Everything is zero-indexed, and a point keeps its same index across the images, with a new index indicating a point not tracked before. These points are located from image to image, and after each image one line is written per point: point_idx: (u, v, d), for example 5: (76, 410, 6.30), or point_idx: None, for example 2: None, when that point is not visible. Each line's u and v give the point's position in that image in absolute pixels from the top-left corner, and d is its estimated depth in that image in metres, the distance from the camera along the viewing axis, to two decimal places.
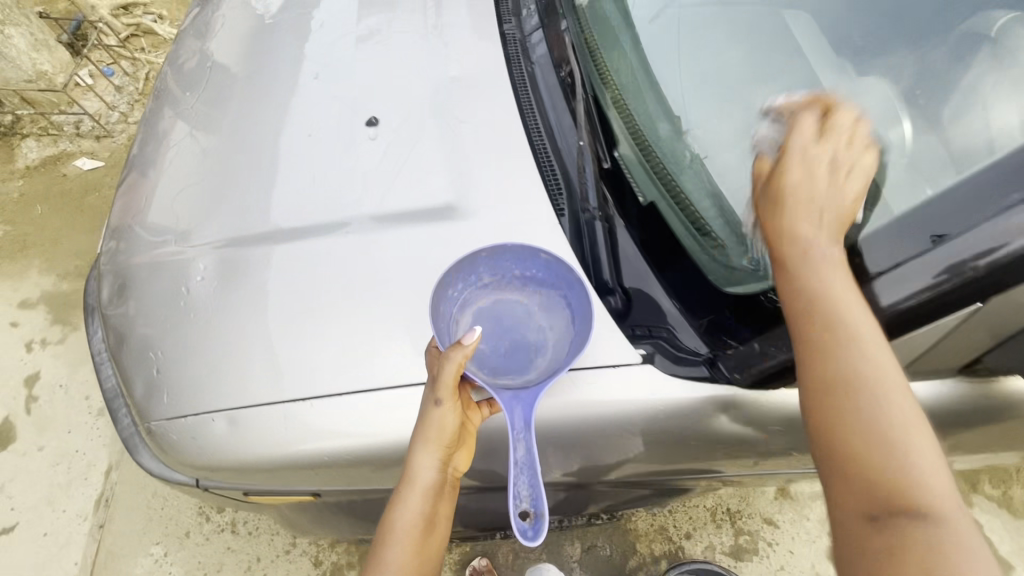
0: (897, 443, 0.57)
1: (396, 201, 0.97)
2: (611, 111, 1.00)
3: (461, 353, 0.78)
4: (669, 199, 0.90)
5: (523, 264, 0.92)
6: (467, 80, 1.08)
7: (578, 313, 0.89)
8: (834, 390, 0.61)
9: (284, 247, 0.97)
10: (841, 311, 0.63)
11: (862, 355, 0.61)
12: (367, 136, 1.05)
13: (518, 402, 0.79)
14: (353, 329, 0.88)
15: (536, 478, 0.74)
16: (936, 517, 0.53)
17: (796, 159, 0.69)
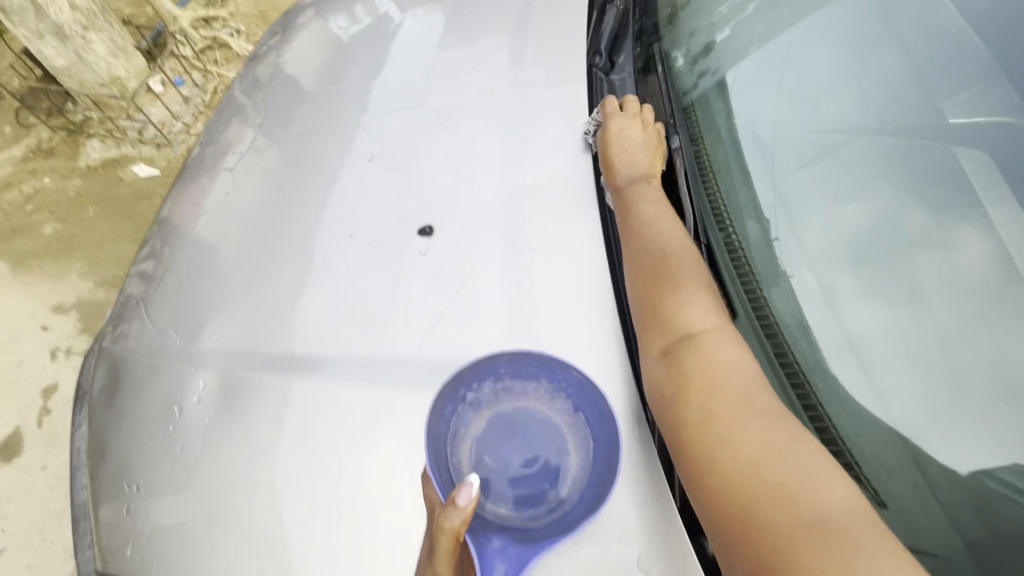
0: (680, 313, 0.73)
1: (439, 345, 0.79)
2: (726, 270, 0.83)
3: (456, 519, 0.49)
4: (802, 416, 0.72)
5: (551, 373, 0.65)
6: (543, 192, 0.90)
7: (604, 449, 0.61)
8: (634, 256, 0.81)
9: (301, 385, 0.80)
10: (635, 203, 0.87)
11: (647, 234, 0.82)
12: (418, 250, 0.87)
13: (503, 558, 0.54)
14: (364, 517, 0.71)
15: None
16: (712, 366, 0.68)
17: (617, 128, 0.93)
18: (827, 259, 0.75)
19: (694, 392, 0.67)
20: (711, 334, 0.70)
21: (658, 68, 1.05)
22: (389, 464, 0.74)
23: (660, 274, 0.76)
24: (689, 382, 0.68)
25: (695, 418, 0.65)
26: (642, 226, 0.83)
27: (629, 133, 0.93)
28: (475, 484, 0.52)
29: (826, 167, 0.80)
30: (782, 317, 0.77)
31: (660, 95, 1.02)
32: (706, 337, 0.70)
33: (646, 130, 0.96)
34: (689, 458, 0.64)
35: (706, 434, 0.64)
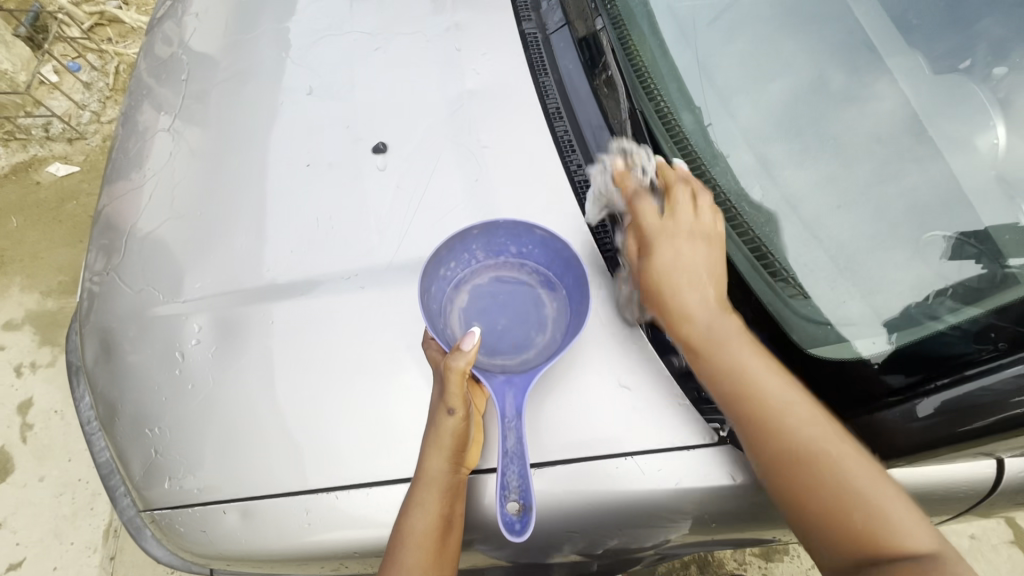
0: (785, 426, 0.63)
1: (415, 247, 0.85)
2: (661, 134, 0.87)
3: (462, 361, 0.63)
4: (737, 241, 0.81)
5: (519, 240, 0.79)
6: (485, 93, 0.95)
7: (576, 289, 0.76)
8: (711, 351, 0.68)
9: (295, 304, 0.85)
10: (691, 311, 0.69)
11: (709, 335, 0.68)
12: (376, 167, 0.91)
13: (511, 388, 0.67)
14: (377, 405, 0.78)
15: (526, 467, 0.61)
16: (808, 441, 0.62)
17: (665, 240, 0.73)
18: (746, 118, 0.86)
19: (800, 473, 0.62)
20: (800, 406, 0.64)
21: None
22: (390, 354, 0.80)
23: (755, 410, 0.65)
24: (802, 456, 0.62)
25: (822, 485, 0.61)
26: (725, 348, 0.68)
27: (684, 238, 0.72)
28: (476, 333, 0.65)
29: (736, 27, 0.90)
30: (714, 171, 0.85)
31: None
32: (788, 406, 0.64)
33: (700, 247, 0.72)
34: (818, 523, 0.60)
35: (827, 483, 0.61)
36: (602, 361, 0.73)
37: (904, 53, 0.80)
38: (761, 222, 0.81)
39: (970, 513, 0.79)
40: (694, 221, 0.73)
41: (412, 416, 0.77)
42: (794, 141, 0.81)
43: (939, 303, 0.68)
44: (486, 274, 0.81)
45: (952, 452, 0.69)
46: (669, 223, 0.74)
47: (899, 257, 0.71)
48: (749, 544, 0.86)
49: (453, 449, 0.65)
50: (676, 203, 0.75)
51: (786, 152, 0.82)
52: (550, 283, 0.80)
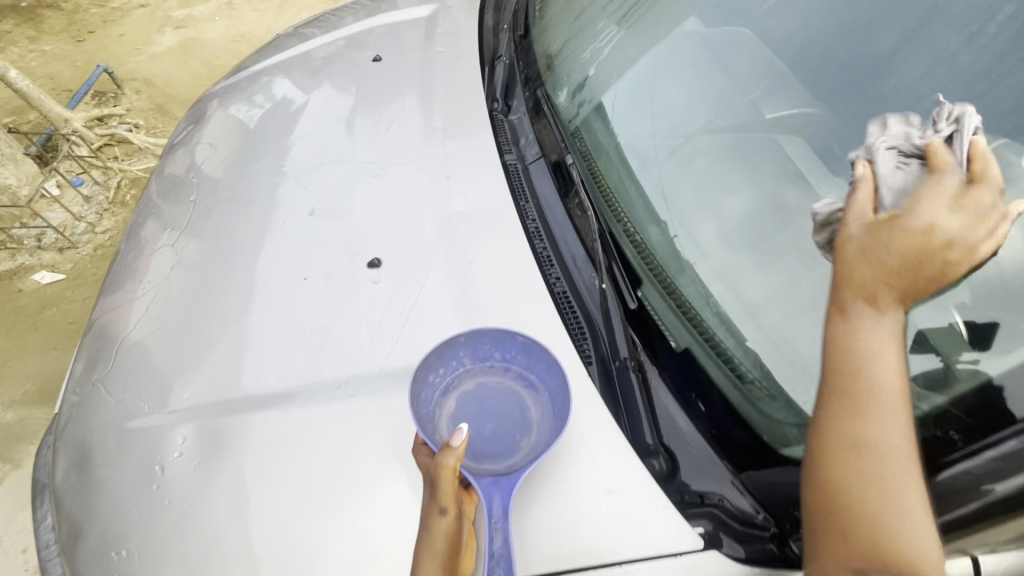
0: (883, 500, 0.58)
1: (406, 355, 0.89)
2: (625, 250, 0.95)
3: (451, 457, 0.64)
4: (705, 346, 0.82)
5: (502, 345, 0.84)
6: (471, 214, 1.06)
7: (557, 393, 0.80)
8: (869, 377, 0.60)
9: (285, 413, 0.86)
10: (863, 377, 0.60)
11: (879, 378, 0.60)
12: (370, 280, 0.98)
13: (498, 489, 0.70)
14: (364, 517, 0.77)
15: (512, 566, 0.64)
16: (897, 529, 0.57)
17: (890, 236, 0.60)
18: (701, 230, 0.93)
19: (849, 521, 0.59)
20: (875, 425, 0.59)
21: (545, 106, 1.23)
22: (379, 461, 0.81)
23: (829, 426, 0.62)
24: (842, 476, 0.60)
25: (865, 534, 0.58)
26: (850, 382, 0.61)
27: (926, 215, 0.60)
28: (463, 428, 0.67)
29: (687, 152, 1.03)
30: (679, 279, 0.90)
31: (549, 125, 1.20)
32: (899, 492, 0.58)
33: (960, 215, 0.59)
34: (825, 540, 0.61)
35: (859, 522, 0.59)
36: (594, 465, 0.75)
37: None
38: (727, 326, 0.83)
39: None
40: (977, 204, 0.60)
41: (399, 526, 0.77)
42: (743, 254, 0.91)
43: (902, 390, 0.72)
44: (472, 378, 0.85)
45: None
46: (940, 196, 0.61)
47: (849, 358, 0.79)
48: None
49: (446, 555, 0.62)
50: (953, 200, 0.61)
51: None
52: (534, 385, 0.83)
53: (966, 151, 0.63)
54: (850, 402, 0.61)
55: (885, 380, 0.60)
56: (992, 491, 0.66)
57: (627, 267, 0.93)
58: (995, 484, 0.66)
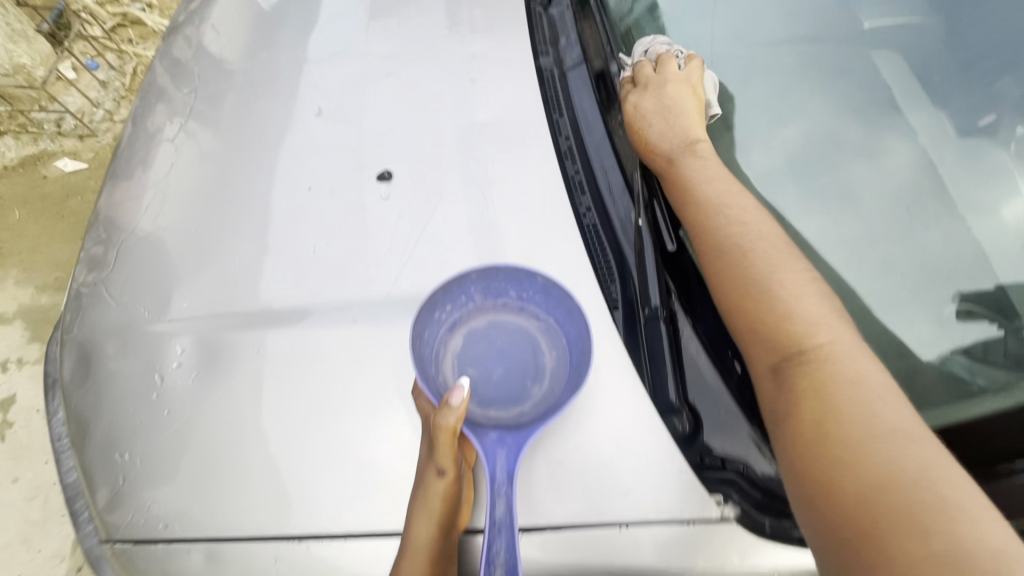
0: (811, 361, 0.62)
1: (416, 283, 0.82)
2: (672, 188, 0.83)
3: (450, 418, 0.61)
4: None
5: (518, 284, 0.76)
6: (497, 126, 0.92)
7: (577, 342, 0.73)
8: (744, 242, 0.72)
9: (283, 334, 0.81)
10: (775, 297, 0.67)
11: (750, 238, 0.72)
12: (379, 196, 0.88)
13: (502, 447, 0.65)
14: (360, 450, 0.73)
15: (514, 539, 0.58)
16: (818, 347, 0.63)
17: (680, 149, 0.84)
18: (761, 176, 0.84)
19: (827, 441, 0.57)
20: (816, 334, 0.64)
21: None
22: (381, 393, 0.76)
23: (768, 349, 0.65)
24: (798, 390, 0.61)
25: (797, 375, 0.62)
26: (764, 300, 0.67)
27: (670, 125, 0.88)
28: (462, 388, 0.63)
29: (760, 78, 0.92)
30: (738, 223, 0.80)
31: (596, 24, 1.02)
32: (827, 339, 0.63)
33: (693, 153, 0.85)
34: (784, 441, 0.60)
35: (828, 441, 0.57)
36: (606, 421, 0.69)
37: (928, 120, 0.84)
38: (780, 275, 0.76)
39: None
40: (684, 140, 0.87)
41: (398, 461, 0.73)
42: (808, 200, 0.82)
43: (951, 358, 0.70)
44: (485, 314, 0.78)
45: None
46: (669, 112, 0.89)
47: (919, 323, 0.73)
48: None
49: (442, 515, 0.63)
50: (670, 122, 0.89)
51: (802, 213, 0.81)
52: (551, 328, 0.77)
53: (659, 65, 0.93)
54: (775, 319, 0.66)
55: (808, 299, 0.67)
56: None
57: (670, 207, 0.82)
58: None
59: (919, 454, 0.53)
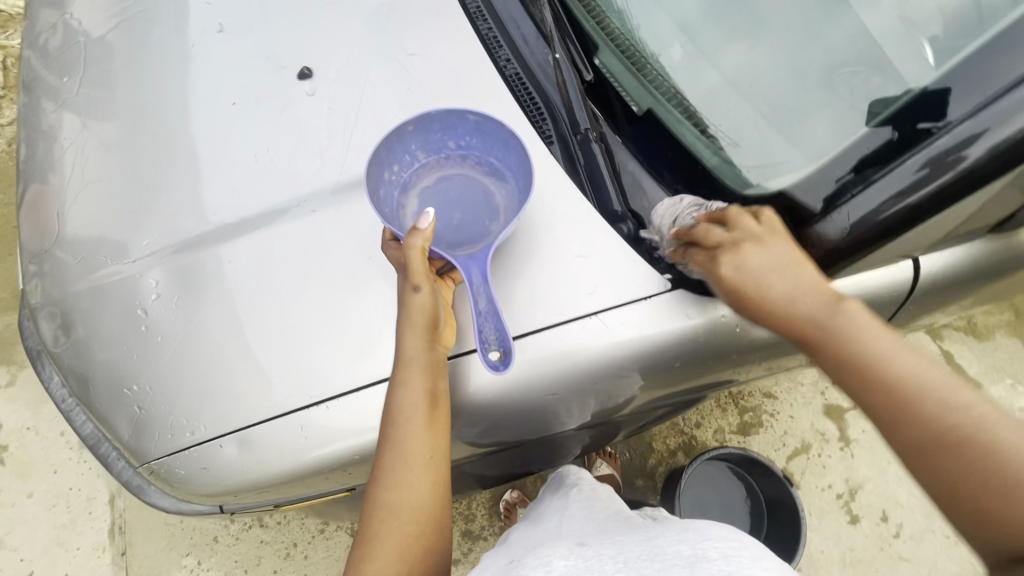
0: (983, 442, 0.54)
1: (362, 164, 0.85)
2: (569, 15, 0.85)
3: (420, 238, 0.72)
4: (668, 105, 0.78)
5: (455, 132, 0.83)
6: (403, 2, 0.92)
7: (520, 166, 0.80)
8: (901, 379, 0.58)
9: (247, 241, 0.85)
10: (892, 371, 0.58)
11: (912, 376, 0.58)
12: (305, 93, 0.90)
13: (472, 262, 0.74)
14: (349, 317, 0.80)
15: (500, 320, 0.69)
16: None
17: (762, 257, 0.65)
18: None
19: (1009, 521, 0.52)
20: (948, 407, 0.56)
21: None
22: (355, 269, 0.81)
23: (916, 433, 0.57)
24: (970, 485, 0.54)
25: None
26: (882, 373, 0.59)
27: (771, 267, 0.64)
28: (429, 214, 0.74)
29: None
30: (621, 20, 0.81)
31: None
32: (976, 420, 0.55)
33: (797, 263, 0.64)
34: (965, 519, 0.55)
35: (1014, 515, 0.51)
36: (556, 237, 0.77)
37: None
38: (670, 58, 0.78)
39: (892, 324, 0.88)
40: (802, 275, 0.64)
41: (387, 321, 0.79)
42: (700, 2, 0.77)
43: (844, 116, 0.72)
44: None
45: (875, 261, 0.73)
46: (755, 243, 0.66)
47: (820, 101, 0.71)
48: (718, 387, 0.95)
49: (426, 327, 0.72)
50: (769, 250, 0.65)
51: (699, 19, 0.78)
52: (495, 168, 0.84)
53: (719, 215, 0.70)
54: (914, 405, 0.57)
55: (924, 366, 0.59)
56: (971, 156, 0.63)
57: (581, 37, 0.84)
58: (968, 149, 0.63)
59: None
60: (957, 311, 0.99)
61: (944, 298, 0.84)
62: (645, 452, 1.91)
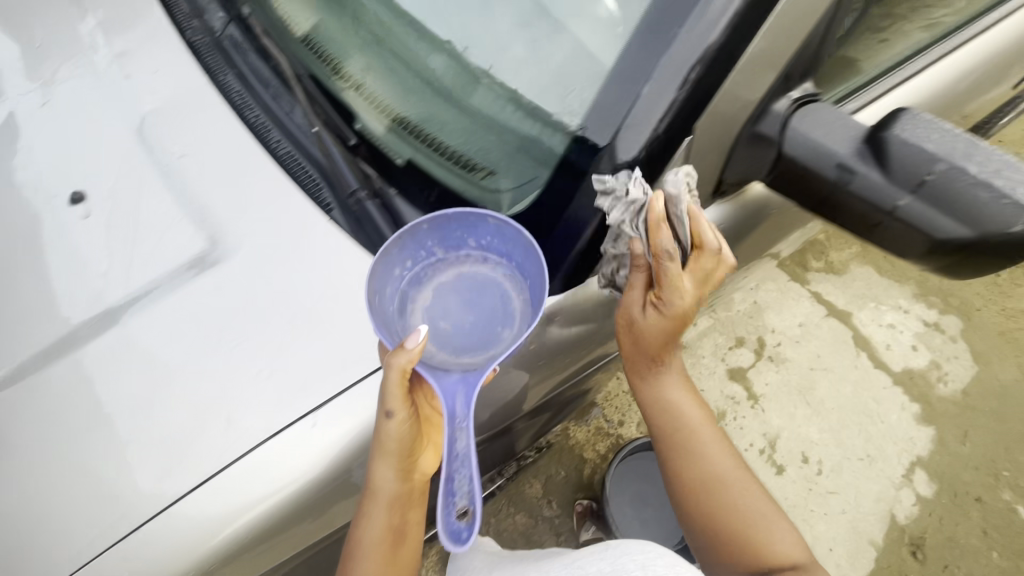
0: (715, 468, 0.83)
1: (144, 275, 0.83)
2: (359, 80, 0.88)
3: (403, 360, 0.67)
4: (427, 151, 0.83)
5: (475, 231, 0.81)
6: (166, 109, 0.93)
7: (535, 278, 0.78)
8: (685, 417, 0.87)
9: (24, 385, 0.78)
10: (673, 402, 0.87)
11: (692, 418, 0.87)
12: (79, 216, 0.88)
13: (462, 385, 0.73)
14: (146, 435, 0.74)
15: (472, 469, 0.65)
16: (766, 532, 0.78)
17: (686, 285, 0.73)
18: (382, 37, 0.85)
19: (720, 517, 0.81)
20: (705, 440, 0.85)
21: None
22: (148, 379, 0.77)
23: (682, 442, 0.86)
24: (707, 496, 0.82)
25: (762, 564, 0.76)
26: (677, 402, 0.87)
27: (693, 289, 0.73)
28: (421, 331, 0.68)
29: None
30: (427, 60, 0.81)
31: None
32: (713, 451, 0.85)
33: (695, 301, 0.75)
34: (698, 518, 0.83)
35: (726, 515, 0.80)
36: (343, 283, 0.79)
37: None
38: (463, 97, 0.79)
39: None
40: (699, 283, 0.73)
41: (191, 431, 0.74)
42: (417, 45, 0.81)
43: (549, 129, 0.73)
44: (210, 268, 0.81)
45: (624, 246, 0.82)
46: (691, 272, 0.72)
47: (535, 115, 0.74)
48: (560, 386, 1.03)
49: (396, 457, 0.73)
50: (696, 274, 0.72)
51: (420, 62, 0.81)
52: (504, 266, 0.84)
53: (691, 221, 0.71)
54: (683, 432, 0.86)
55: (700, 411, 0.88)
56: (658, 128, 0.66)
57: (370, 98, 0.87)
58: (655, 121, 0.65)
59: (803, 557, 0.77)
60: (746, 261, 1.13)
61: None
62: (579, 464, 1.97)
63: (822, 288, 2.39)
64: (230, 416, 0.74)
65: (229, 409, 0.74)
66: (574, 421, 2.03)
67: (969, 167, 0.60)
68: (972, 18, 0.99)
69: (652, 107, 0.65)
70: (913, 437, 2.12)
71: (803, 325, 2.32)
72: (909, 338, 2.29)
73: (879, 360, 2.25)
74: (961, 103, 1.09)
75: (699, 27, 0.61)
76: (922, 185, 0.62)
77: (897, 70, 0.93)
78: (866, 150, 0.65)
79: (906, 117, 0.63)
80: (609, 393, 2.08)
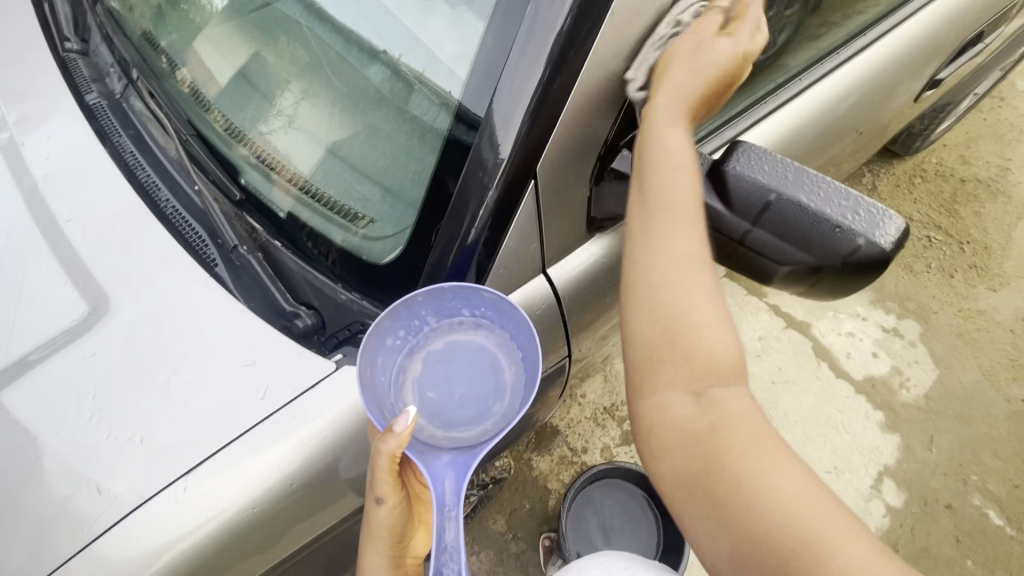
0: (704, 343, 0.57)
1: (24, 341, 0.82)
2: (295, 111, 0.87)
3: (392, 446, 0.65)
4: (306, 202, 0.85)
5: (469, 303, 0.79)
6: (60, 172, 0.94)
7: (528, 354, 0.78)
8: (668, 271, 0.60)
9: None
10: (656, 223, 0.62)
11: (676, 279, 0.60)
12: None
13: (451, 469, 0.71)
14: (17, 508, 0.72)
15: (462, 562, 0.64)
16: (707, 343, 0.57)
17: (683, 63, 0.66)
18: (269, 95, 0.89)
19: (695, 381, 0.56)
20: (682, 295, 0.59)
21: (112, 26, 1.06)
22: (20, 450, 0.75)
23: (665, 324, 0.58)
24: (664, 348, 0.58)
25: (704, 417, 0.55)
26: (678, 231, 0.61)
27: (697, 53, 0.66)
28: (409, 414, 0.65)
29: (233, 32, 0.94)
30: (364, 75, 0.81)
31: (120, 41, 1.04)
32: (706, 326, 0.57)
33: (712, 55, 0.66)
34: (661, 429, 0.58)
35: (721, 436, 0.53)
36: (220, 347, 0.78)
37: None
38: (344, 149, 0.84)
39: (573, 327, 1.01)
40: (712, 51, 0.66)
41: (64, 500, 0.72)
42: (303, 103, 0.87)
43: (421, 175, 0.77)
44: (91, 331, 0.81)
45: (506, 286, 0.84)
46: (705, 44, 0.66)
47: (405, 164, 0.79)
48: None
49: (389, 540, 0.73)
50: (704, 45, 0.66)
51: (305, 120, 0.87)
52: (497, 338, 0.83)
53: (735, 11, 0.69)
54: (677, 275, 0.59)
55: (699, 261, 0.60)
56: (505, 156, 0.69)
57: (303, 129, 0.86)
58: (500, 149, 0.69)
59: (763, 433, 0.53)
60: None
61: (594, 298, 0.98)
62: (542, 496, 1.87)
63: (779, 300, 2.26)
64: (103, 482, 0.72)
65: (100, 476, 0.73)
66: (533, 451, 1.94)
67: (799, 195, 0.62)
68: (835, 45, 1.03)
69: (496, 138, 0.69)
70: (880, 446, 2.02)
71: (763, 339, 2.18)
72: (870, 345, 2.19)
73: (840, 368, 2.14)
74: (845, 125, 1.13)
75: (527, 58, 0.65)
76: (761, 215, 0.64)
77: (761, 104, 0.98)
78: (709, 183, 0.67)
79: (743, 149, 0.66)
80: (570, 420, 2.01)
